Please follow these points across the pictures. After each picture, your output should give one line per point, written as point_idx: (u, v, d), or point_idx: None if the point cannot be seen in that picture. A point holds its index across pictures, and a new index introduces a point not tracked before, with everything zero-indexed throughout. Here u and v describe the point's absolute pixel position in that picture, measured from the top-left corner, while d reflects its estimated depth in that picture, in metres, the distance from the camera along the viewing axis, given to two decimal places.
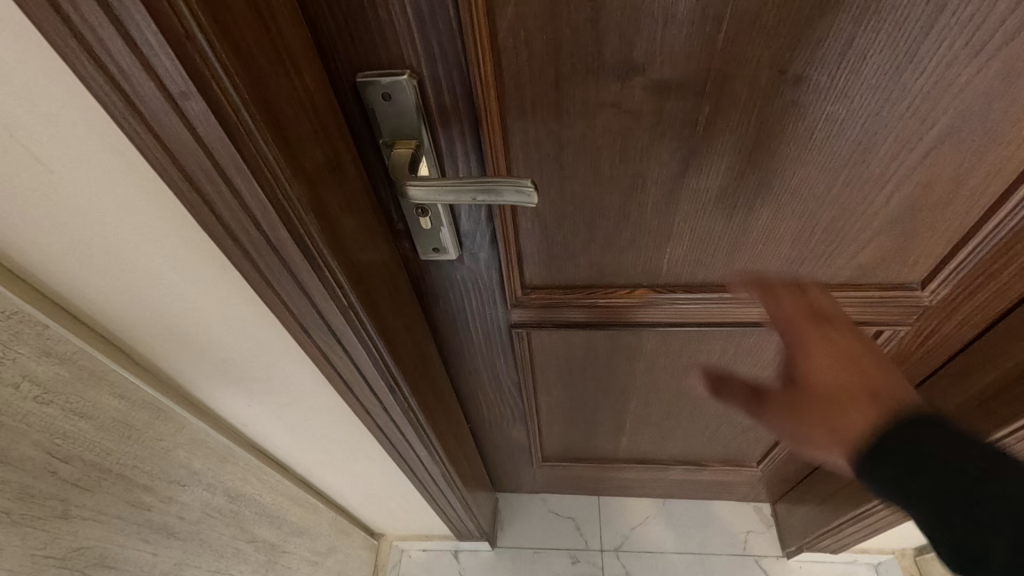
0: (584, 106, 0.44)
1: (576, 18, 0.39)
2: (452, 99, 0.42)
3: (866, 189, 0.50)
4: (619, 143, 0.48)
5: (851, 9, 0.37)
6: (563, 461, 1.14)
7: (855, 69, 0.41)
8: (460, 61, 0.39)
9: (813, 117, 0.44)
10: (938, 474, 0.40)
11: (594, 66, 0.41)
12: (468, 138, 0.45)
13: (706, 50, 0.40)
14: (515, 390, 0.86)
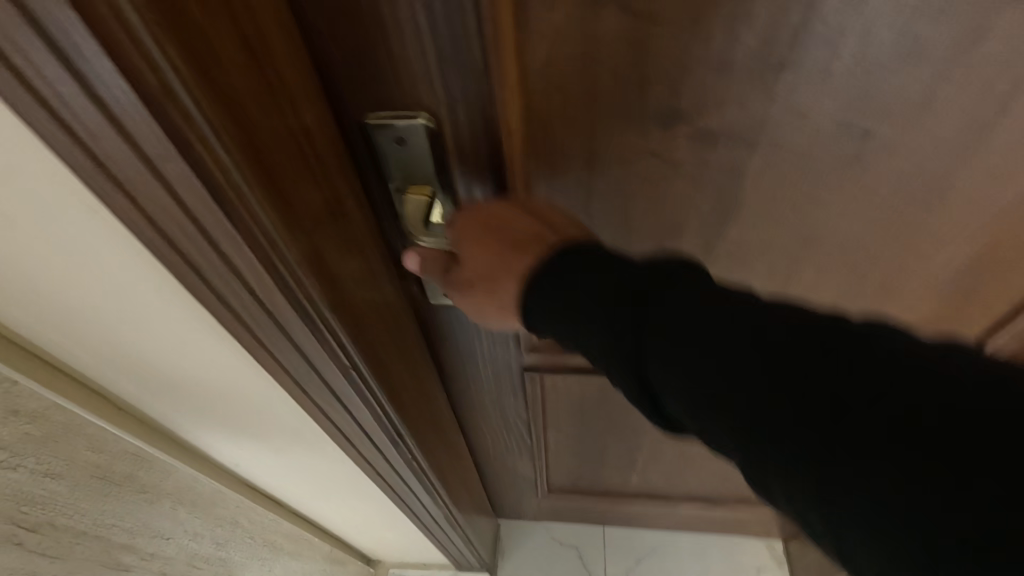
0: (620, 154, 0.40)
1: (618, 62, 0.34)
2: (472, 145, 0.37)
3: (925, 248, 0.45)
4: (655, 192, 0.43)
5: (935, 60, 0.32)
6: (569, 492, 1.10)
7: (932, 125, 0.36)
8: (483, 106, 0.34)
9: (875, 173, 0.39)
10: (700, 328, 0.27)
11: (634, 112, 0.37)
12: (488, 183, 0.40)
13: (762, 100, 0.36)
14: (523, 427, 0.81)
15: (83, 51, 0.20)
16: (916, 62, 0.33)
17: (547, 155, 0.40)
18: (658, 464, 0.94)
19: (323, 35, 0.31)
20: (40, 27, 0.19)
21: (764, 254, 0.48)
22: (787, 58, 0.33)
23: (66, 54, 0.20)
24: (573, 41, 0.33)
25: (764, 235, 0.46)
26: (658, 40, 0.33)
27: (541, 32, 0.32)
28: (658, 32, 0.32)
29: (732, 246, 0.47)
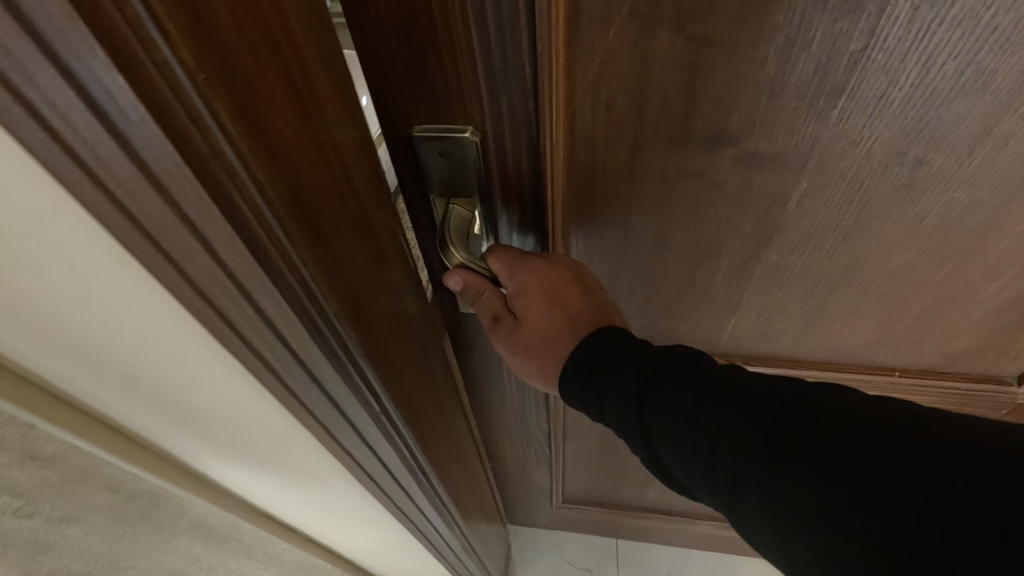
0: (662, 175, 0.38)
1: (669, 84, 0.33)
2: (515, 162, 0.35)
3: (973, 278, 0.44)
4: (695, 213, 0.42)
5: (998, 88, 0.31)
6: (583, 505, 1.08)
7: (990, 156, 0.35)
8: (531, 124, 0.33)
9: (926, 202, 0.38)
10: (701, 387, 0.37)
11: (679, 135, 0.36)
12: (528, 200, 0.38)
13: (815, 124, 0.34)
14: (543, 439, 0.80)
15: (128, 115, 0.17)
16: (982, 90, 0.31)
17: (588, 174, 0.39)
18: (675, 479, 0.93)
19: (370, 56, 0.31)
20: (78, 88, 0.16)
21: (804, 277, 0.46)
22: (844, 82, 0.32)
23: (106, 113, 0.17)
24: (624, 63, 0.31)
25: (804, 259, 0.45)
26: (713, 63, 0.32)
27: (591, 54, 0.31)
28: (713, 55, 0.31)
29: (770, 269, 0.46)
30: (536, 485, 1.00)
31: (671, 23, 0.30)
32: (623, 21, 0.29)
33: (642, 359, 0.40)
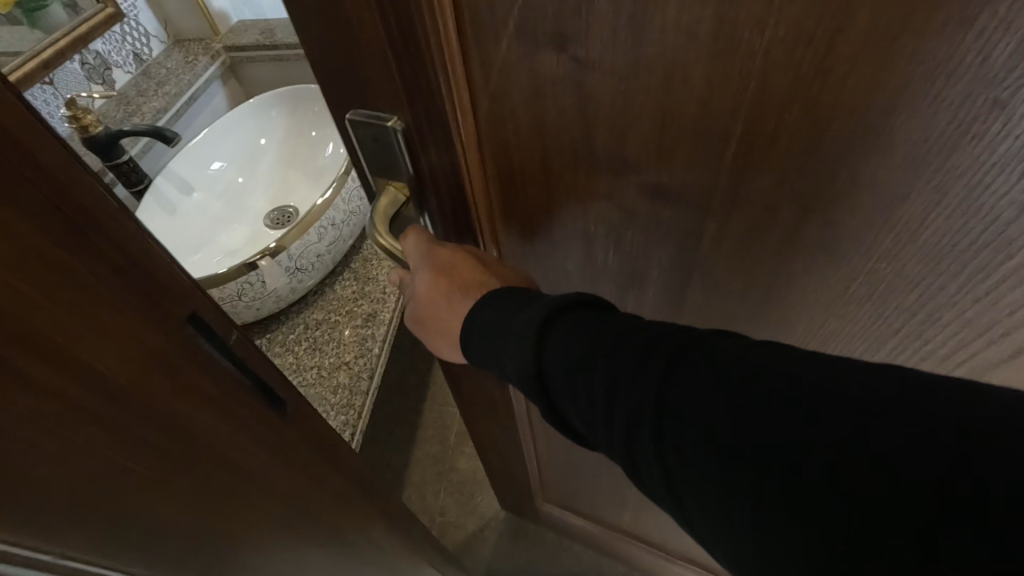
0: (574, 189, 0.41)
1: (562, 101, 0.35)
2: (435, 152, 0.39)
3: (913, 362, 0.41)
4: (613, 236, 0.44)
5: (901, 161, 0.29)
6: (567, 508, 1.12)
7: (907, 231, 0.32)
8: (439, 116, 0.36)
9: (849, 268, 0.37)
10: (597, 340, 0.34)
11: (584, 156, 0.38)
12: (451, 187, 0.42)
13: (711, 164, 0.35)
14: (515, 434, 0.84)
15: None
16: (882, 152, 0.29)
17: (510, 179, 0.42)
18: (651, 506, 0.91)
19: (309, 46, 0.36)
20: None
21: (731, 318, 0.47)
22: (732, 127, 0.32)
23: None
24: (519, 77, 0.34)
25: (727, 300, 0.45)
26: (600, 87, 0.33)
27: (490, 65, 0.34)
28: (598, 79, 0.33)
29: (697, 305, 0.47)
30: (519, 480, 1.05)
31: (552, 44, 0.32)
32: (511, 38, 0.32)
33: (532, 307, 0.38)
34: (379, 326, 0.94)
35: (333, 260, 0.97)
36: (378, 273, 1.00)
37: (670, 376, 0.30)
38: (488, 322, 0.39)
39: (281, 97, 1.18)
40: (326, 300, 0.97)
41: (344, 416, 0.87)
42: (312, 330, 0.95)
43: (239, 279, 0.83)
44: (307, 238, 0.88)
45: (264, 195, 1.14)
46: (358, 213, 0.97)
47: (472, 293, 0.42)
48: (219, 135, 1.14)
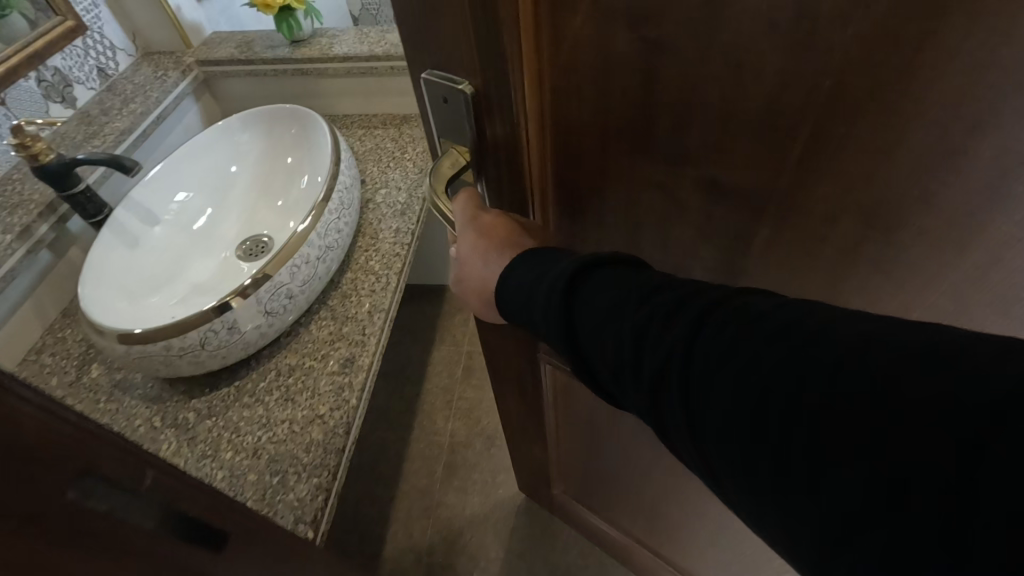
0: (630, 175, 0.41)
1: (627, 81, 0.35)
2: (500, 123, 0.40)
3: None
4: (661, 228, 0.44)
5: (979, 172, 0.28)
6: (580, 504, 1.14)
7: (979, 245, 0.31)
8: (509, 89, 0.37)
9: (909, 279, 0.36)
10: (625, 299, 0.37)
11: (640, 143, 0.38)
12: (510, 158, 0.43)
13: (774, 158, 0.34)
14: (540, 415, 0.87)
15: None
16: (958, 160, 0.28)
17: (566, 156, 0.43)
18: (663, 508, 0.91)
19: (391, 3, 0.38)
20: None
21: None
22: (797, 128, 0.32)
23: None
24: (588, 54, 0.35)
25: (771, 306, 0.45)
26: (666, 70, 0.33)
27: (560, 38, 0.35)
28: (664, 61, 0.33)
29: None
30: (539, 465, 1.08)
31: (625, 21, 0.32)
32: (584, 12, 0.33)
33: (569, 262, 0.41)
34: (357, 372, 0.94)
35: (306, 301, 0.99)
36: (357, 310, 1.03)
37: (696, 340, 0.33)
38: (524, 275, 0.42)
39: (250, 118, 1.27)
40: (301, 342, 0.99)
41: (317, 480, 0.82)
42: (283, 377, 0.94)
43: (202, 328, 0.86)
44: (278, 277, 0.92)
45: (235, 222, 1.21)
46: (334, 247, 1.02)
47: (509, 252, 0.45)
48: (188, 161, 1.22)
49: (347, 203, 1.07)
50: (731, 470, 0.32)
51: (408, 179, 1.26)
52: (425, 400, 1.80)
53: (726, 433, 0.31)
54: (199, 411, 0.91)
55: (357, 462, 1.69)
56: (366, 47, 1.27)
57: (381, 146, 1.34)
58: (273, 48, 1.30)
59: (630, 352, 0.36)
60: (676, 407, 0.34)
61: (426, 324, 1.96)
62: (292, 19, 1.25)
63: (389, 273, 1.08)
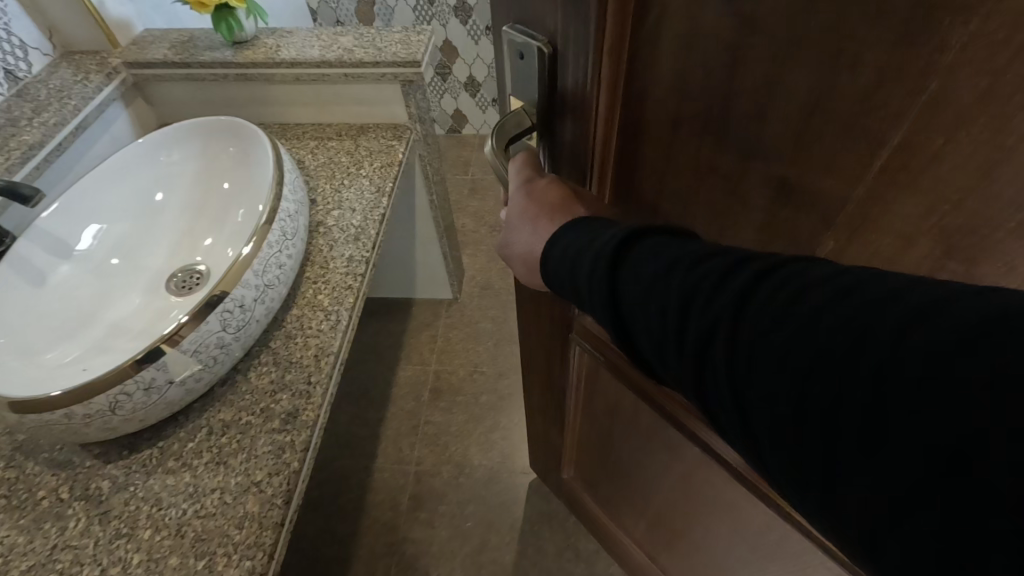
0: (694, 164, 0.42)
1: (712, 59, 0.36)
2: (573, 83, 0.45)
3: None
4: (726, 224, 0.44)
5: None
6: (579, 498, 1.13)
7: None
8: (585, 50, 0.41)
9: None
10: (670, 268, 0.38)
11: (713, 130, 0.39)
12: (575, 120, 0.47)
13: (856, 167, 0.34)
14: (562, 398, 0.87)
15: None
16: None
17: (633, 135, 0.46)
18: (670, 516, 0.89)
19: None
20: None
21: None
22: (886, 136, 0.31)
23: None
24: (678, 22, 0.36)
25: None
26: (757, 50, 0.33)
27: (650, 5, 0.37)
28: (755, 43, 0.33)
29: None
30: (552, 446, 1.07)
31: None
32: None
33: (619, 229, 0.42)
34: (301, 430, 0.84)
35: (243, 346, 0.88)
36: (303, 355, 0.93)
37: (752, 303, 0.35)
38: (572, 241, 0.44)
39: (178, 135, 1.15)
40: (238, 394, 0.88)
41: (250, 563, 0.72)
42: (216, 437, 0.84)
43: (112, 391, 0.75)
44: (207, 325, 0.81)
45: (162, 253, 1.08)
46: (275, 285, 0.91)
47: (558, 215, 0.46)
48: (108, 188, 1.07)
49: (290, 233, 0.96)
50: (776, 428, 0.33)
51: (362, 201, 1.17)
52: (388, 426, 1.69)
53: (776, 390, 0.33)
54: (115, 479, 0.80)
55: (313, 492, 1.57)
56: (317, 53, 1.22)
57: (334, 160, 1.27)
58: (215, 49, 1.21)
59: (677, 315, 0.38)
60: (725, 364, 0.35)
61: (392, 337, 1.87)
62: (232, 19, 1.18)
63: (339, 310, 0.98)
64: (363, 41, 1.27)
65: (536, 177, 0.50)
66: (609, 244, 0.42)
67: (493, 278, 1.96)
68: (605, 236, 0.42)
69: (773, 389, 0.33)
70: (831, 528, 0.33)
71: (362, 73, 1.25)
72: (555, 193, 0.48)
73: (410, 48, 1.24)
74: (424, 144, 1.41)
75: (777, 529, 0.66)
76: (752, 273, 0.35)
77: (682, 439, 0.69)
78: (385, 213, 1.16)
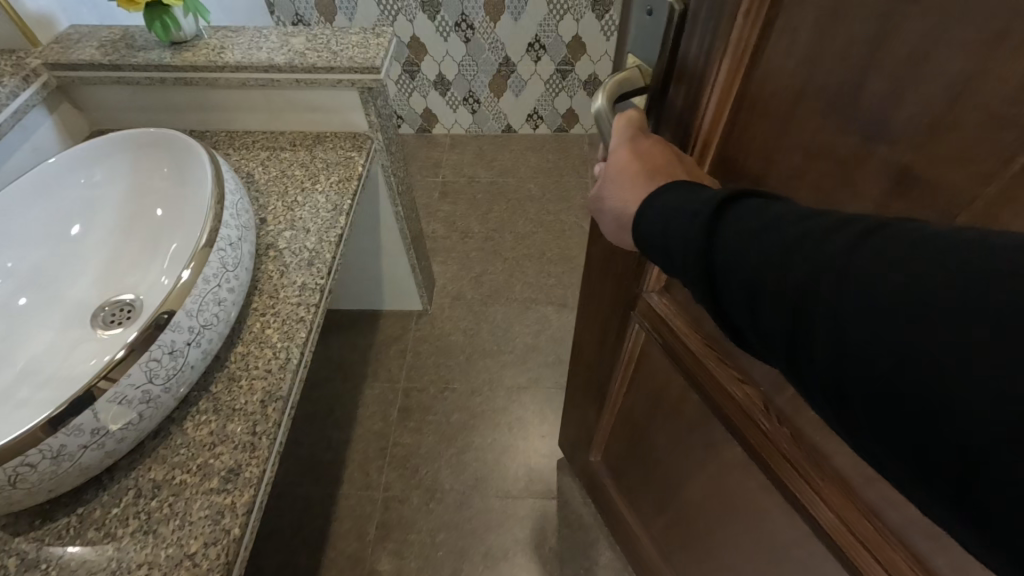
0: (808, 140, 0.43)
1: (856, 31, 0.37)
2: (699, 45, 0.48)
3: None
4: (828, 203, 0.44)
5: None
6: (598, 479, 1.16)
7: None
8: (721, 13, 0.45)
9: None
10: (767, 233, 0.36)
11: (838, 106, 0.40)
12: (693, 81, 0.51)
13: (994, 162, 0.33)
14: (608, 372, 0.89)
15: None
16: None
17: (749, 108, 0.48)
18: (688, 520, 0.88)
19: None
20: None
21: None
22: None
23: None
24: None
25: None
26: (909, 25, 0.34)
27: None
28: (911, 14, 0.33)
29: None
30: (585, 423, 1.09)
31: None
32: None
33: (718, 192, 0.41)
34: (244, 489, 0.74)
35: (177, 395, 0.77)
36: (246, 400, 0.82)
37: (845, 266, 0.32)
38: (672, 200, 0.43)
39: (105, 149, 1.00)
40: (171, 449, 0.78)
41: None
42: (145, 501, 0.74)
43: (10, 464, 0.63)
44: (128, 379, 0.69)
45: (83, 287, 0.95)
46: (212, 326, 0.80)
47: (658, 176, 0.47)
48: (22, 211, 0.93)
49: (231, 264, 0.85)
50: (860, 396, 0.31)
51: (317, 220, 1.07)
52: (353, 449, 1.58)
53: (860, 355, 0.31)
54: (24, 556, 0.69)
55: (271, 522, 1.45)
56: (265, 55, 1.12)
57: (286, 173, 1.16)
58: (149, 49, 1.09)
59: (769, 278, 0.35)
60: (812, 326, 0.33)
61: (367, 349, 1.77)
62: (167, 18, 1.05)
63: (288, 347, 0.88)
64: (316, 43, 1.16)
65: (640, 135, 0.52)
66: (706, 206, 0.40)
67: (465, 288, 1.89)
68: (705, 199, 0.41)
69: (861, 354, 0.31)
70: (911, 490, 0.32)
71: (318, 81, 1.14)
72: (656, 151, 0.50)
73: (368, 53, 1.14)
74: (387, 154, 1.32)
75: (803, 545, 0.64)
76: (846, 239, 0.33)
77: (721, 431, 0.68)
78: (342, 235, 1.06)
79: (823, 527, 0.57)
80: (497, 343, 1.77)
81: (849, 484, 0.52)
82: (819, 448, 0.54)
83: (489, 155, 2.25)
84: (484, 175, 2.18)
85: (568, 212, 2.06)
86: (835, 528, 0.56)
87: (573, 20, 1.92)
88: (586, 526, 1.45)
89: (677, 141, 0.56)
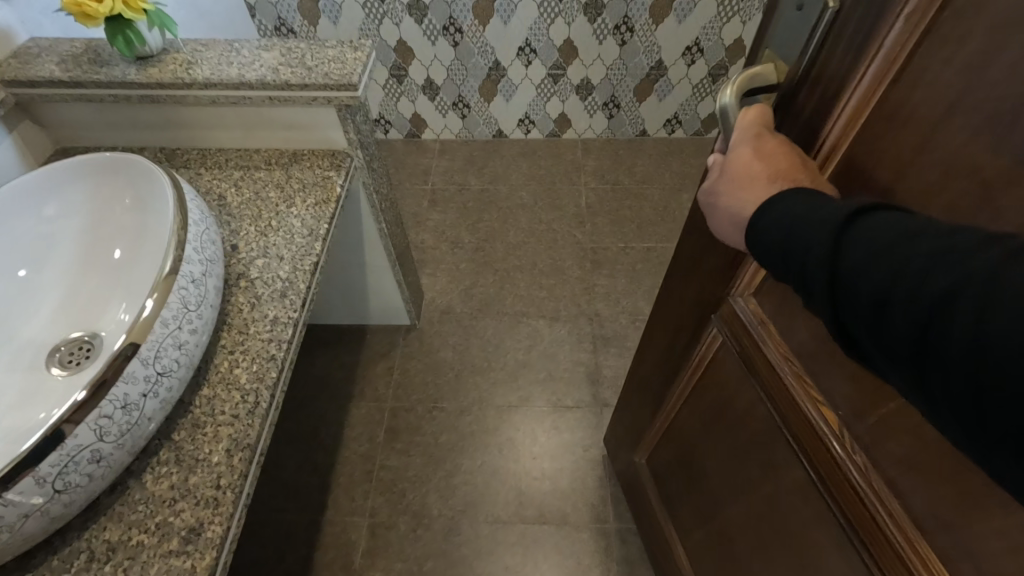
0: (951, 153, 0.41)
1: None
2: (846, 46, 0.48)
3: None
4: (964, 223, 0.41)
5: None
6: (637, 480, 1.15)
7: None
8: (877, 15, 0.44)
9: None
10: (914, 248, 0.34)
11: (993, 120, 0.38)
12: (831, 81, 0.50)
13: None
14: (676, 371, 0.89)
15: None
16: None
17: (887, 117, 0.46)
18: (729, 537, 0.85)
19: None
20: None
21: None
22: None
23: None
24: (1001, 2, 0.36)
25: None
26: None
27: None
28: None
29: None
30: (640, 418, 1.08)
31: None
32: None
33: (848, 203, 0.39)
34: (205, 552, 0.67)
35: (136, 447, 0.69)
36: (211, 450, 0.74)
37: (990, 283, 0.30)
38: (799, 209, 0.41)
39: (67, 173, 0.90)
40: (129, 505, 0.70)
41: None
42: (97, 566, 0.65)
43: None
44: (75, 439, 0.61)
45: (31, 329, 0.84)
46: (174, 372, 0.72)
47: (780, 180, 0.45)
48: None
49: (195, 302, 0.76)
50: (987, 415, 0.30)
51: (291, 247, 0.99)
52: (340, 472, 1.49)
53: (990, 374, 0.29)
54: None
55: (253, 555, 1.35)
56: (235, 72, 1.04)
57: (260, 196, 1.08)
58: (111, 64, 1.01)
59: (906, 293, 0.33)
60: (941, 341, 0.31)
61: (366, 367, 1.69)
62: (130, 32, 0.97)
63: (257, 389, 0.80)
64: (291, 58, 1.08)
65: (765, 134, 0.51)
66: (839, 216, 0.38)
67: (454, 301, 1.84)
68: (840, 209, 0.39)
69: (990, 373, 0.29)
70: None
71: (289, 98, 1.07)
72: (775, 152, 0.48)
73: (344, 67, 1.07)
74: (367, 172, 1.25)
75: None
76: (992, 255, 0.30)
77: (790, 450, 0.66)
78: (316, 262, 0.97)
79: (879, 560, 0.55)
80: (488, 360, 1.71)
81: (919, 516, 0.50)
82: (895, 479, 0.52)
83: (479, 162, 2.22)
84: (476, 182, 2.15)
85: (558, 220, 2.04)
86: (891, 562, 0.54)
87: (565, 23, 1.91)
88: (583, 552, 1.38)
89: (801, 143, 0.54)
